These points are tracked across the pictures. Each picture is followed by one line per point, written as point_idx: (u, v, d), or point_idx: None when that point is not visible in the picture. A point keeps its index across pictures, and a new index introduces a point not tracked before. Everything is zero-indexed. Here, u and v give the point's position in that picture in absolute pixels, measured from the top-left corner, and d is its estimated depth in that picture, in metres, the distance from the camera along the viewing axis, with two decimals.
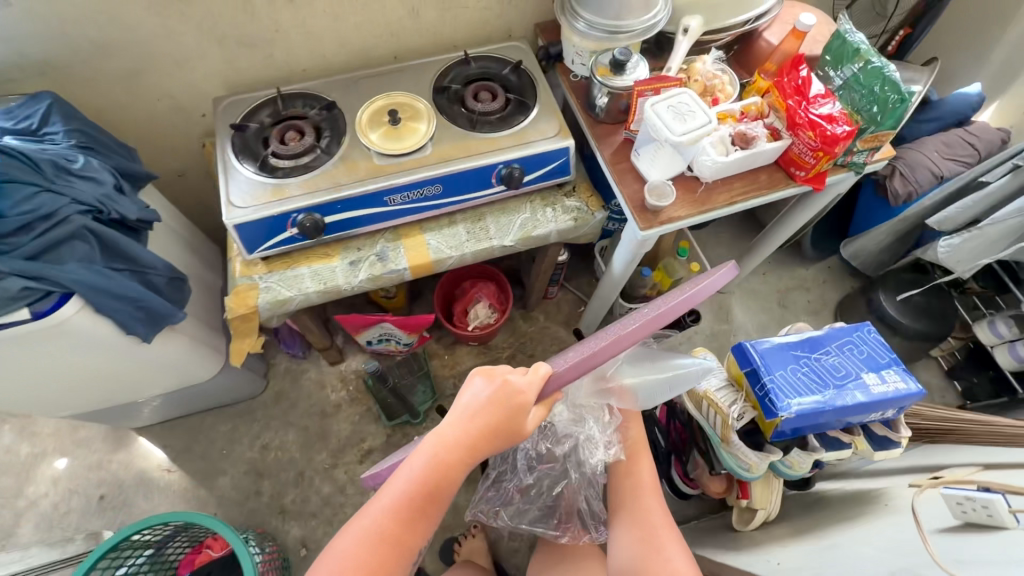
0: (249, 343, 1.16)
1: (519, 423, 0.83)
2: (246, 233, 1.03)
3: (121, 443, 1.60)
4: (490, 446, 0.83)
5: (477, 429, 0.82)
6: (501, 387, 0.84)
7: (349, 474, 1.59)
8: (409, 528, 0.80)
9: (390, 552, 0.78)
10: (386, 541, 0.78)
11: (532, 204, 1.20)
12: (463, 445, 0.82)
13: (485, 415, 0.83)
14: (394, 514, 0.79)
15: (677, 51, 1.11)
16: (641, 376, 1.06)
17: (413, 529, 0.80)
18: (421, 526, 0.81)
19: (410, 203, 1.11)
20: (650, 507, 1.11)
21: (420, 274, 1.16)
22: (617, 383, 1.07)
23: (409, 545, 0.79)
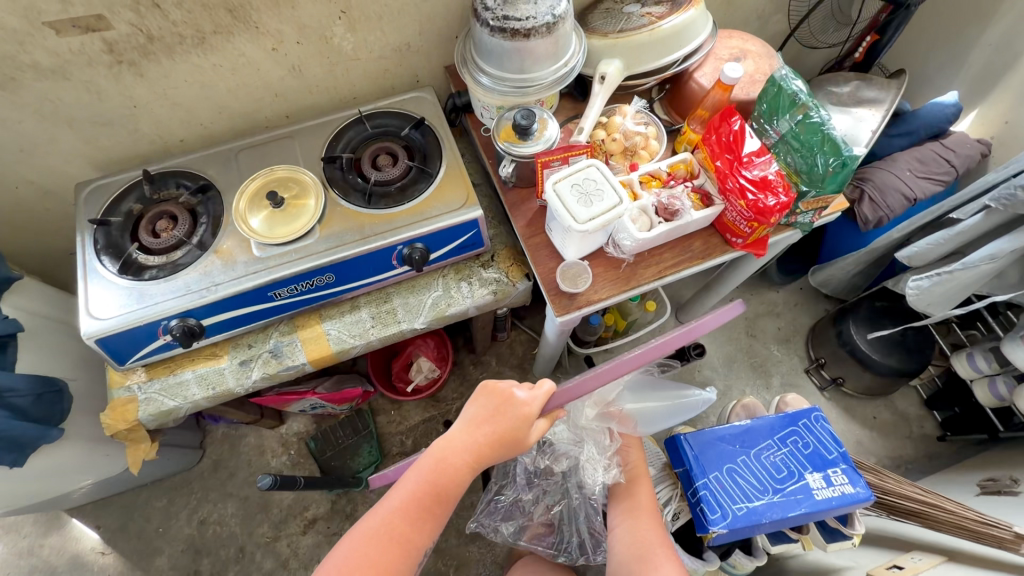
0: (143, 450, 1.04)
1: (523, 434, 0.81)
2: (112, 345, 0.92)
3: (53, 526, 1.52)
4: (495, 456, 0.81)
5: (484, 436, 0.80)
6: (505, 400, 0.83)
7: (292, 546, 1.51)
8: (417, 528, 0.77)
9: (396, 553, 0.74)
10: (392, 544, 0.74)
11: (445, 278, 1.08)
12: (469, 450, 0.80)
13: (490, 424, 0.81)
14: (403, 516, 0.76)
15: (591, 104, 0.97)
16: (644, 402, 1.02)
17: (421, 532, 0.77)
18: (428, 530, 0.78)
19: (301, 294, 0.99)
20: (642, 528, 0.90)
21: (323, 366, 1.04)
22: (623, 411, 1.00)
23: (416, 546, 0.76)
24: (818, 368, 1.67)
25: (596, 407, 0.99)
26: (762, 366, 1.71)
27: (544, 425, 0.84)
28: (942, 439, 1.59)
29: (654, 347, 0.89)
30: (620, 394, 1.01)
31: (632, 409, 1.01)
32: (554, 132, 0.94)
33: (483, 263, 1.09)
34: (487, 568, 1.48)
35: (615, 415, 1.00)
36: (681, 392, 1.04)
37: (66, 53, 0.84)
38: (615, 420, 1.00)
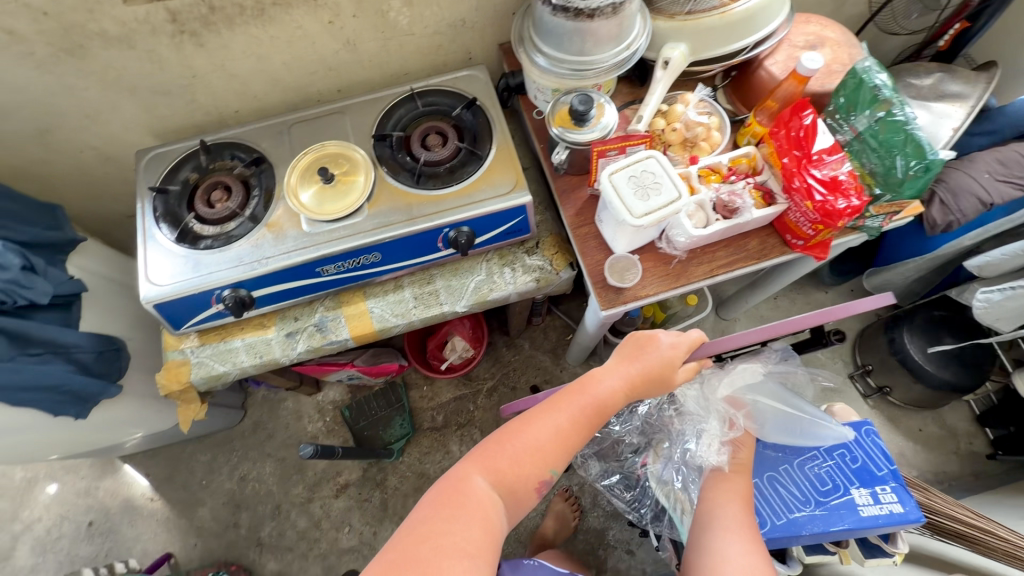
0: (193, 410, 1.09)
1: (668, 375, 0.82)
2: (169, 310, 0.96)
3: (107, 470, 1.62)
4: (644, 392, 0.81)
5: (638, 370, 0.80)
6: (649, 341, 0.83)
7: (325, 508, 1.57)
8: (576, 434, 0.75)
9: (558, 445, 0.73)
10: (559, 439, 0.73)
11: (489, 263, 1.07)
12: (625, 379, 0.79)
13: (644, 359, 0.81)
14: (569, 417, 0.75)
15: (652, 90, 0.92)
16: (775, 406, 0.90)
17: (578, 438, 0.75)
18: (585, 438, 0.77)
19: (349, 271, 1.00)
20: (730, 505, 0.81)
21: (365, 342, 1.06)
22: (751, 405, 0.91)
23: (571, 449, 0.75)
24: (863, 375, 1.61)
25: (729, 387, 0.93)
26: None
27: (691, 369, 0.86)
28: (992, 457, 1.52)
29: (819, 312, 0.82)
30: (756, 384, 0.93)
31: (762, 406, 0.91)
32: (611, 119, 0.90)
33: (527, 249, 1.08)
34: (511, 545, 1.51)
35: (740, 402, 0.92)
36: (820, 414, 0.90)
37: (131, 22, 0.85)
38: (738, 410, 0.91)
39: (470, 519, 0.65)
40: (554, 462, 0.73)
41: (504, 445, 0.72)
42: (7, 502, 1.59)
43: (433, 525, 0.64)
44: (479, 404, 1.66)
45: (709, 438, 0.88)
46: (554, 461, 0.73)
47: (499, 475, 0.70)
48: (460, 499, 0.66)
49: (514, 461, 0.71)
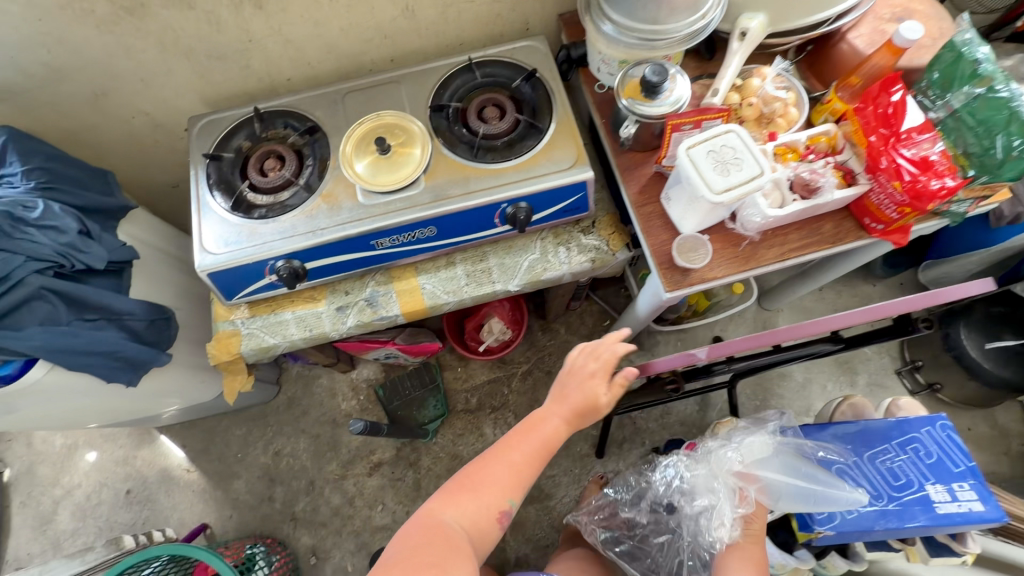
0: (239, 381, 1.08)
1: (601, 403, 0.90)
2: (223, 280, 0.95)
3: (144, 440, 1.64)
4: (582, 421, 0.91)
5: (573, 403, 0.89)
6: (583, 374, 0.91)
7: (358, 486, 1.58)
8: (522, 467, 0.86)
9: (511, 478, 0.84)
10: (508, 472, 0.84)
11: (544, 242, 1.04)
12: (563, 412, 0.89)
13: (577, 392, 0.90)
14: (516, 452, 0.86)
15: (728, 62, 0.87)
16: (783, 478, 0.85)
17: (527, 470, 0.86)
18: (534, 470, 0.87)
19: (402, 245, 0.98)
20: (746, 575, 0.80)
21: (415, 319, 1.04)
22: (760, 478, 0.86)
23: (521, 481, 0.85)
24: (911, 371, 1.56)
25: (735, 458, 0.89)
26: (847, 363, 1.61)
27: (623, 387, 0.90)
28: None
29: (928, 295, 0.83)
30: (763, 456, 0.88)
31: (773, 479, 0.85)
32: (684, 92, 0.86)
33: (583, 229, 1.05)
34: (544, 529, 1.50)
35: (747, 477, 0.87)
36: (836, 483, 0.82)
37: None
38: (747, 486, 0.86)
39: (438, 552, 0.74)
40: (506, 492, 0.83)
41: (463, 484, 0.83)
42: (48, 468, 1.62)
43: (410, 558, 0.74)
44: (514, 387, 1.64)
45: (718, 517, 0.85)
46: (507, 492, 0.84)
47: (462, 513, 0.80)
48: (431, 538, 0.76)
49: (472, 496, 0.82)
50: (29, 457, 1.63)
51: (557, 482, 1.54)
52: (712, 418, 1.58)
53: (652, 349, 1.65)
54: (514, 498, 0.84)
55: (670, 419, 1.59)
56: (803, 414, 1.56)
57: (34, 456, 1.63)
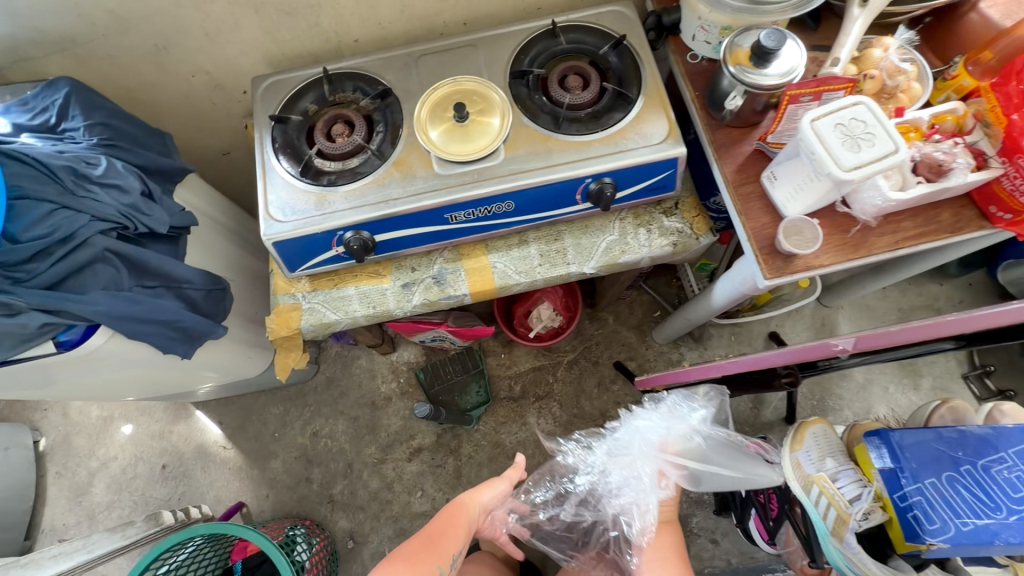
0: (293, 359, 1.03)
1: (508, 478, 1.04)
2: (288, 251, 0.90)
3: (180, 415, 1.61)
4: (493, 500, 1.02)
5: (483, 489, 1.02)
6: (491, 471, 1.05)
7: (397, 471, 1.54)
8: (447, 535, 0.92)
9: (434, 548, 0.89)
10: (429, 543, 0.90)
11: (623, 222, 0.98)
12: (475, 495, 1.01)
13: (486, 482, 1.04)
14: (436, 526, 0.93)
15: (848, 32, 0.80)
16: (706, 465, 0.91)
17: (449, 540, 0.91)
18: (458, 536, 0.93)
19: (476, 220, 0.92)
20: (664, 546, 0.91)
21: (482, 300, 0.99)
22: (694, 463, 0.91)
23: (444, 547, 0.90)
24: (981, 376, 1.49)
25: (660, 437, 0.92)
26: (910, 365, 1.53)
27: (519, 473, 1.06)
28: None
29: None
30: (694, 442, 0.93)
31: (708, 466, 0.91)
32: (798, 62, 0.78)
33: (665, 210, 0.98)
34: None
35: (684, 461, 0.91)
36: (756, 466, 0.95)
37: None
38: (683, 469, 0.91)
39: None
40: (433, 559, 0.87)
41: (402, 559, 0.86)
42: (83, 439, 1.60)
43: None
44: (559, 376, 1.59)
45: (645, 504, 0.89)
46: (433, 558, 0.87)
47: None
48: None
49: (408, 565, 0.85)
50: (65, 427, 1.61)
51: None
52: (768, 417, 1.51)
53: (705, 343, 1.58)
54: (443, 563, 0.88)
55: None
56: (863, 417, 1.49)
57: (70, 426, 1.61)
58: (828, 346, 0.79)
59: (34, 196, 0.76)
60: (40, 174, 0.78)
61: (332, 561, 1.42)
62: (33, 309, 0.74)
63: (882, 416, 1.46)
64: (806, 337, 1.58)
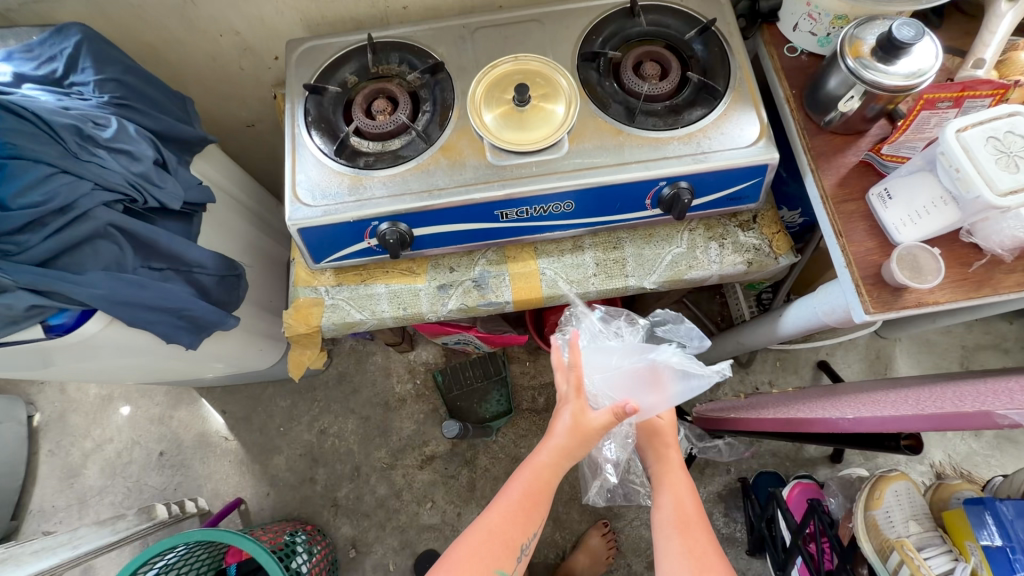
0: (308, 357, 0.93)
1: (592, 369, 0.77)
2: (316, 238, 0.79)
3: (182, 400, 1.52)
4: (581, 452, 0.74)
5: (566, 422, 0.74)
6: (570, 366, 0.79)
7: (407, 478, 1.43)
8: (517, 526, 0.70)
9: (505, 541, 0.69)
10: (490, 537, 0.69)
11: (693, 234, 0.86)
12: (556, 457, 0.73)
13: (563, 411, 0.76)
14: (500, 512, 0.72)
15: (993, 27, 0.68)
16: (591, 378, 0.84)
17: (519, 528, 0.71)
18: (528, 523, 0.72)
19: (528, 219, 0.81)
20: (678, 499, 0.81)
21: (525, 309, 0.88)
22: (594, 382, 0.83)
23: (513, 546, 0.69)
24: None
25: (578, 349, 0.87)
26: None
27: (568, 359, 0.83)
28: None
29: None
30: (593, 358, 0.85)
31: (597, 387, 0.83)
32: (930, 63, 0.66)
33: (742, 223, 0.86)
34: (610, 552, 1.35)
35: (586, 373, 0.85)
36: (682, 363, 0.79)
37: None
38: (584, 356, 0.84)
39: None
40: (495, 555, 0.68)
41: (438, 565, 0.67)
42: (80, 417, 1.52)
43: None
44: None
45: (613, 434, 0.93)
46: (502, 560, 0.68)
47: None
48: None
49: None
50: (61, 404, 1.53)
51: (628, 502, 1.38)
52: (812, 453, 1.39)
53: (748, 367, 1.46)
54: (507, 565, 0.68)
55: (762, 448, 1.40)
56: (915, 461, 1.36)
57: (67, 403, 1.53)
58: (983, 420, 0.52)
59: (31, 155, 0.65)
60: (40, 132, 0.67)
61: (332, 570, 1.33)
62: (21, 289, 0.63)
63: (938, 463, 1.34)
64: (858, 369, 1.46)
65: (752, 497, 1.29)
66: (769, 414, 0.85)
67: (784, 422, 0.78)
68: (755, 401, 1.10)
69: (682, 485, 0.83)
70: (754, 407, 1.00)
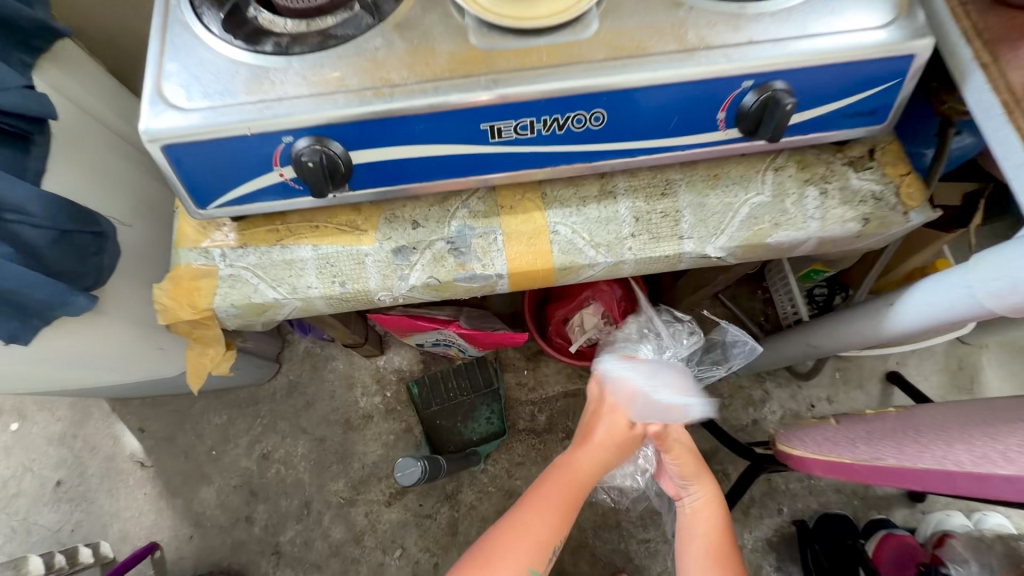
0: (211, 358, 0.64)
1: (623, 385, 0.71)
2: (193, 166, 0.49)
3: (89, 415, 1.20)
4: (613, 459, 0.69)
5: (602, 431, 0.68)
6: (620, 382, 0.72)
7: (370, 518, 1.13)
8: (548, 525, 0.64)
9: (536, 544, 0.62)
10: (519, 537, 0.63)
11: (781, 176, 0.57)
12: (591, 459, 0.68)
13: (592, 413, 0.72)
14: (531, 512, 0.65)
15: None
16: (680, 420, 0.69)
17: (550, 529, 0.64)
18: (560, 524, 0.65)
19: (534, 143, 0.51)
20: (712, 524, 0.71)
21: (525, 288, 0.59)
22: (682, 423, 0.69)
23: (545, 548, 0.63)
24: None
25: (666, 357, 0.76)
26: None
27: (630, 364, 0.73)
28: None
29: None
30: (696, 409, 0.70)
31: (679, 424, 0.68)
32: None
33: (853, 161, 0.57)
34: None
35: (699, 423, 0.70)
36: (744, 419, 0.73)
37: None
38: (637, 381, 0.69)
39: None
40: (524, 557, 0.61)
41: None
42: None
43: None
44: None
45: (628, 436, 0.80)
46: (532, 566, 0.62)
47: None
48: None
49: None
50: None
51: (653, 551, 1.08)
52: (884, 489, 1.10)
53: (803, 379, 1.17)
54: (538, 566, 0.62)
55: (822, 482, 1.10)
56: None
57: None
58: None
59: None
60: None
61: None
62: None
63: None
64: (937, 384, 1.17)
65: (814, 549, 1.00)
66: (904, 461, 0.49)
67: (952, 479, 0.42)
68: (850, 420, 0.75)
69: (718, 510, 0.71)
70: (865, 438, 0.62)
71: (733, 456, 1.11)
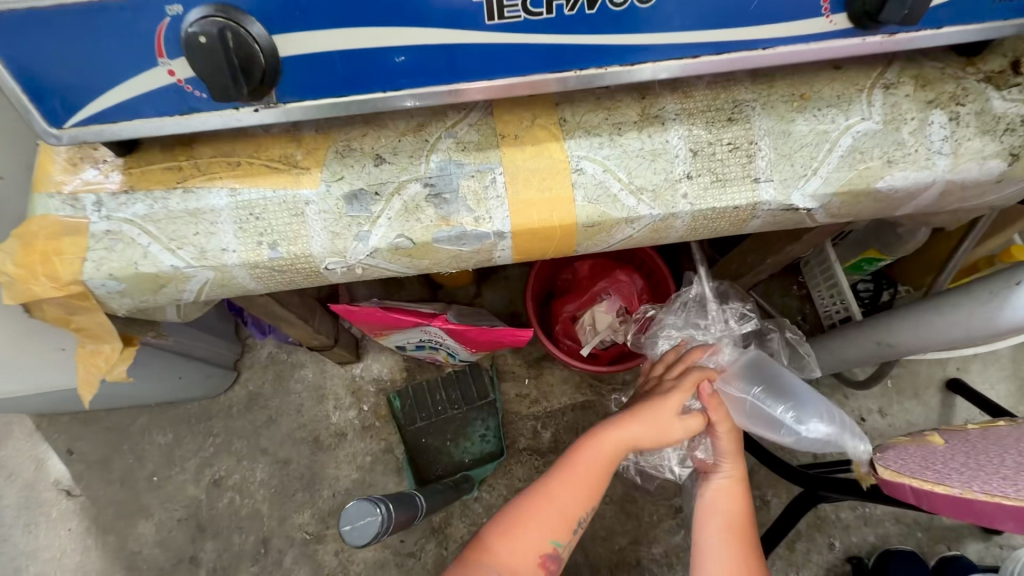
0: (105, 360, 0.46)
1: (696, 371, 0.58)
2: (31, 54, 0.32)
3: (7, 434, 1.00)
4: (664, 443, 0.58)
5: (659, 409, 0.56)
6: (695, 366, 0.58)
7: (340, 557, 0.94)
8: (575, 496, 0.56)
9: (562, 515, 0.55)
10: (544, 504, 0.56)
11: (893, 97, 0.41)
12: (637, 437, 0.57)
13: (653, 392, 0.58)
14: (559, 482, 0.57)
15: None
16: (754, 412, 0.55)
17: (577, 501, 0.56)
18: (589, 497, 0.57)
19: (551, 29, 0.34)
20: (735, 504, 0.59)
21: (533, 253, 0.42)
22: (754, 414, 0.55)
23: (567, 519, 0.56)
24: None
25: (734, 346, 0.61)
26: None
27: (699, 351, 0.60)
28: None
29: None
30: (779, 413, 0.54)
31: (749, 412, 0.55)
32: None
33: (993, 78, 0.41)
34: None
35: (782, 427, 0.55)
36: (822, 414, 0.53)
37: None
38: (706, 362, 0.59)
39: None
40: (546, 526, 0.55)
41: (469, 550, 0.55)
42: None
43: None
44: None
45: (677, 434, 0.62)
46: (555, 537, 0.55)
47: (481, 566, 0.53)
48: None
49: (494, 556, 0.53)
50: None
51: None
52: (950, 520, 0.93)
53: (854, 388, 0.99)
54: (561, 537, 0.55)
55: (878, 511, 0.93)
56: None
57: None
58: None
59: None
60: None
61: None
62: None
63: None
64: (1005, 395, 1.00)
65: None
66: None
67: None
68: (959, 434, 0.57)
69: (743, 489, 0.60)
70: (1017, 468, 0.41)
71: (774, 480, 0.93)
